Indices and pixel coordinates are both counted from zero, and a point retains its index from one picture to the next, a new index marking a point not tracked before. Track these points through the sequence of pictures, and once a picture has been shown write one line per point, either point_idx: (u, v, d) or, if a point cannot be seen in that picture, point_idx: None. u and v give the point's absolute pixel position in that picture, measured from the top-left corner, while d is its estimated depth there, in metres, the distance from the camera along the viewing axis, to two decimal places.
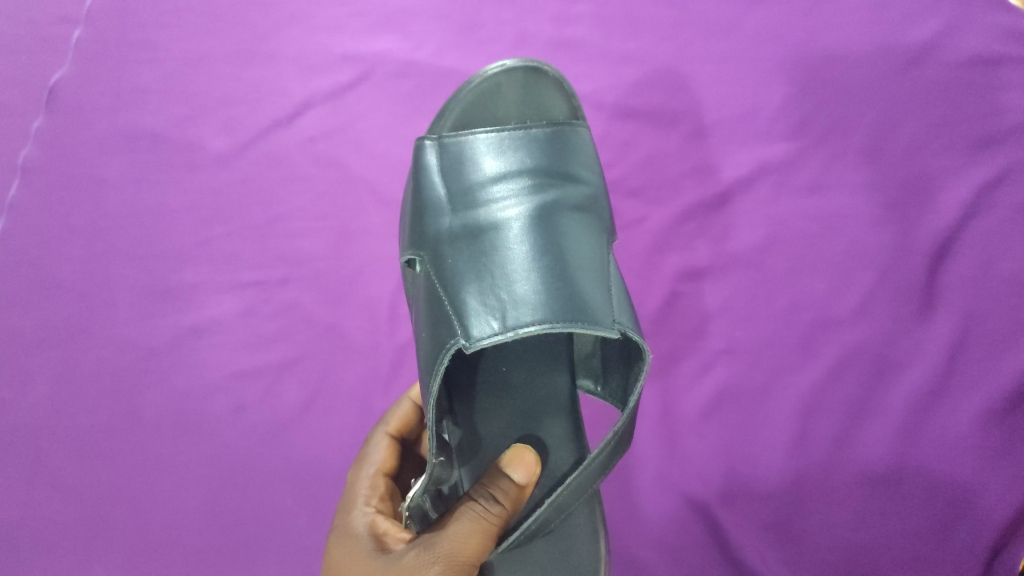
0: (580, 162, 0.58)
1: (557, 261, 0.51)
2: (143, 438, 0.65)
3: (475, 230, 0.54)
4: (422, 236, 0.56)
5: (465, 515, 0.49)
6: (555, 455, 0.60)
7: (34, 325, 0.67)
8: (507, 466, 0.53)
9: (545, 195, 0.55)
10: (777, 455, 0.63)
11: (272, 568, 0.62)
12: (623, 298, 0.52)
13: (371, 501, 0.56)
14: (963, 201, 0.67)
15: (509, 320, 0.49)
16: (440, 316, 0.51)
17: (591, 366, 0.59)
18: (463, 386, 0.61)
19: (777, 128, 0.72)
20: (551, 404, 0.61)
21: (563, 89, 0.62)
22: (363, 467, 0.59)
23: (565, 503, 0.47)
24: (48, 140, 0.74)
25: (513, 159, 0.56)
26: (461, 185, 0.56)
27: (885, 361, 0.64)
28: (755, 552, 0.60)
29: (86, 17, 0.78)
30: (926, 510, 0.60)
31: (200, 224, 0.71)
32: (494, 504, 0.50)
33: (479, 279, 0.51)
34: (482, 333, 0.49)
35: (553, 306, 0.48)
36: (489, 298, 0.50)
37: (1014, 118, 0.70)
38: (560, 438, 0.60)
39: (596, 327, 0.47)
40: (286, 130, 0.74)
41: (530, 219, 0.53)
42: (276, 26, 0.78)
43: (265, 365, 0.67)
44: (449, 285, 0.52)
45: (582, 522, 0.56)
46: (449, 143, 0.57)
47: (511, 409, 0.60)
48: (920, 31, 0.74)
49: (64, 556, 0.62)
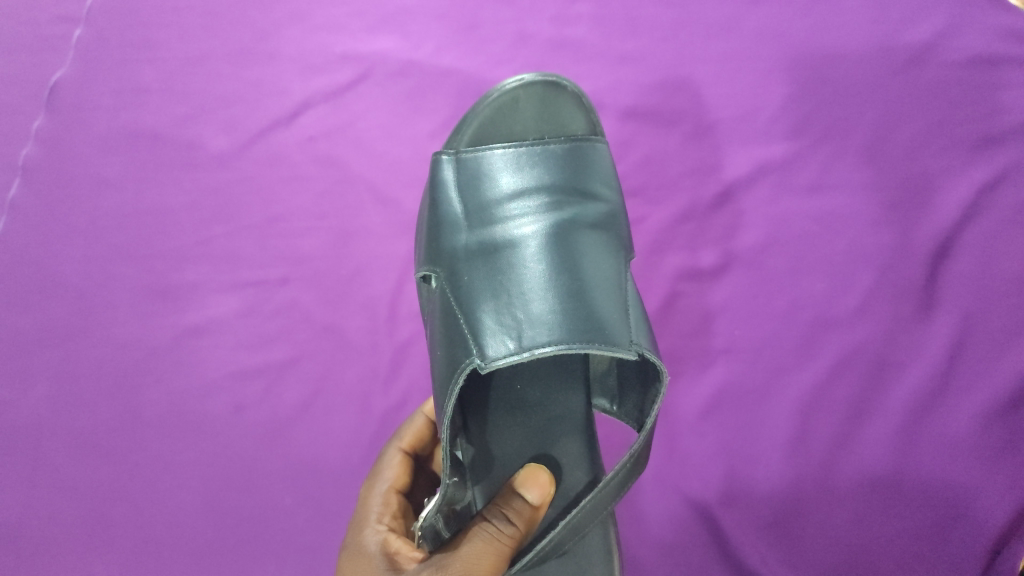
0: (598, 178, 0.58)
1: (574, 280, 0.51)
2: (143, 437, 0.64)
3: (492, 247, 0.54)
4: (438, 251, 0.55)
5: (478, 536, 0.47)
6: (569, 475, 0.58)
7: (35, 325, 0.67)
8: (521, 486, 0.51)
9: (562, 213, 0.55)
10: (777, 455, 0.62)
11: (271, 568, 0.61)
12: (641, 318, 0.52)
13: (383, 518, 0.55)
14: (962, 201, 0.68)
15: (525, 340, 0.49)
16: (455, 335, 0.50)
17: (607, 384, 0.58)
18: (476, 403, 0.59)
19: (776, 127, 0.72)
20: (566, 424, 0.59)
21: (582, 104, 0.62)
22: (375, 484, 0.58)
23: (581, 524, 0.45)
24: (47, 139, 0.73)
25: (530, 176, 0.56)
26: (477, 201, 0.56)
27: (884, 361, 0.64)
28: (754, 552, 0.59)
29: (87, 17, 0.78)
30: (926, 511, 0.60)
31: (200, 224, 0.70)
32: (507, 524, 0.48)
33: (495, 297, 0.51)
34: (498, 353, 0.48)
35: (569, 327, 0.48)
36: (505, 317, 0.50)
37: (1012, 119, 0.71)
38: (575, 457, 0.58)
39: (614, 348, 0.47)
40: (285, 130, 0.74)
41: (546, 238, 0.53)
42: (276, 26, 0.78)
43: (265, 365, 0.66)
44: (464, 303, 0.52)
45: (598, 543, 0.54)
46: (467, 159, 0.57)
47: (525, 427, 0.59)
48: (917, 32, 0.75)
49: (60, 557, 0.60)
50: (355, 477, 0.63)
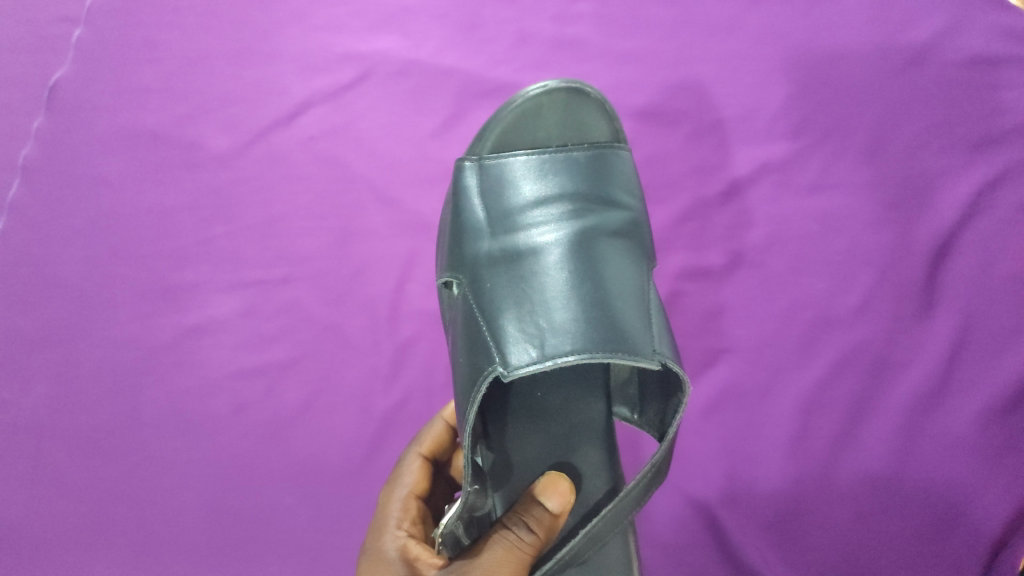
0: (619, 186, 0.58)
1: (597, 288, 0.51)
2: (143, 437, 0.64)
3: (515, 255, 0.54)
4: (460, 259, 0.56)
5: (499, 543, 0.47)
6: (589, 482, 0.58)
7: (35, 325, 0.66)
8: (541, 493, 0.50)
9: (583, 221, 0.55)
10: (778, 454, 0.62)
11: (272, 568, 0.61)
12: (663, 327, 0.52)
13: (402, 523, 0.55)
14: (962, 201, 0.68)
15: (548, 348, 0.48)
16: (478, 342, 0.50)
17: (627, 393, 0.58)
18: (496, 410, 0.59)
19: (777, 127, 0.72)
20: (587, 432, 0.59)
21: (605, 111, 0.61)
22: (395, 488, 0.58)
23: (600, 533, 0.45)
24: (47, 139, 0.73)
25: (553, 183, 0.56)
26: (500, 208, 0.56)
27: (885, 360, 0.64)
28: (756, 551, 0.59)
29: (87, 16, 0.78)
30: (927, 510, 0.60)
31: (200, 223, 0.70)
32: (527, 532, 0.48)
33: (517, 305, 0.51)
34: (521, 361, 0.48)
35: (592, 336, 0.48)
36: (528, 324, 0.50)
37: (1012, 119, 0.71)
38: (595, 465, 0.58)
39: (636, 357, 0.47)
40: (285, 130, 0.73)
41: (568, 246, 0.53)
42: (276, 25, 0.78)
43: (266, 365, 0.66)
44: (487, 311, 0.52)
45: (618, 551, 0.54)
46: (489, 166, 0.57)
47: (545, 435, 0.59)
48: (918, 32, 0.75)
49: (60, 558, 0.60)
50: (356, 476, 0.63)
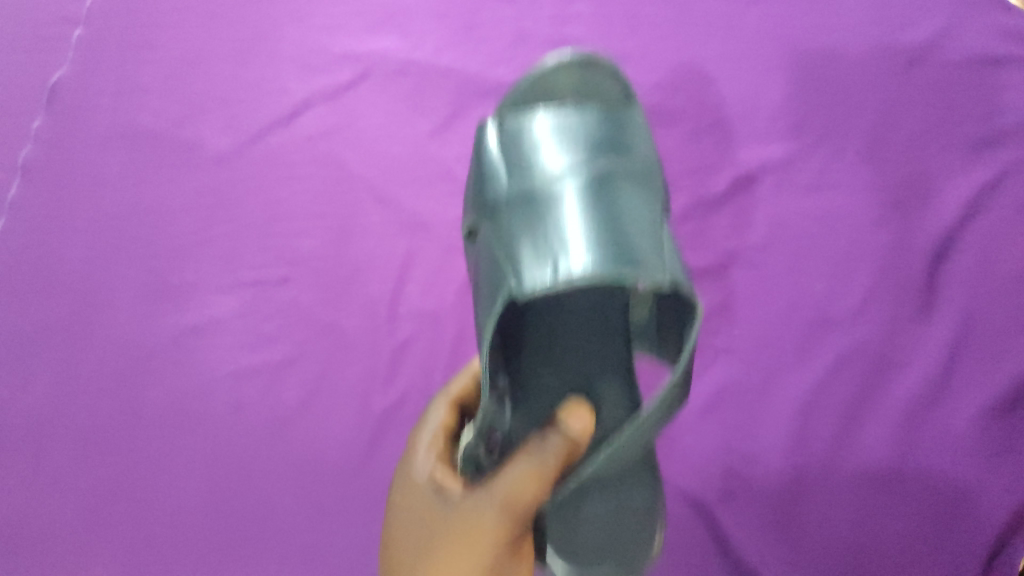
0: (631, 132, 0.58)
1: (606, 211, 0.51)
2: (143, 437, 0.64)
3: (529, 190, 0.55)
4: (481, 203, 0.58)
5: (520, 459, 0.49)
6: (608, 414, 0.60)
7: (34, 324, 0.67)
8: (564, 415, 0.52)
9: (595, 157, 0.55)
10: (778, 453, 0.62)
11: (271, 568, 0.61)
12: (673, 250, 0.52)
13: (431, 452, 0.54)
14: (962, 200, 0.68)
15: (558, 266, 0.50)
16: (495, 270, 0.53)
17: (647, 336, 0.60)
18: (518, 350, 0.62)
19: (776, 127, 0.72)
20: (604, 369, 0.61)
21: (617, 76, 0.63)
22: (423, 426, 0.56)
23: (622, 456, 0.45)
24: (47, 139, 0.73)
25: (566, 124, 0.57)
26: (516, 153, 0.57)
27: (884, 360, 0.64)
28: (755, 551, 0.59)
29: (87, 16, 0.78)
30: (928, 509, 0.60)
31: (200, 223, 0.70)
32: (546, 446, 0.50)
33: (531, 233, 0.53)
34: (534, 282, 0.50)
35: (599, 253, 0.49)
36: (540, 247, 0.51)
37: (1012, 118, 0.71)
38: (615, 399, 0.61)
39: (642, 273, 0.48)
40: (285, 129, 0.74)
41: (579, 178, 0.54)
42: (275, 25, 0.78)
43: (264, 364, 0.66)
44: (503, 241, 0.53)
45: (640, 480, 0.56)
46: (507, 120, 0.59)
47: (564, 372, 0.61)
48: (917, 31, 0.75)
49: (60, 557, 0.60)
50: (355, 476, 0.63)
